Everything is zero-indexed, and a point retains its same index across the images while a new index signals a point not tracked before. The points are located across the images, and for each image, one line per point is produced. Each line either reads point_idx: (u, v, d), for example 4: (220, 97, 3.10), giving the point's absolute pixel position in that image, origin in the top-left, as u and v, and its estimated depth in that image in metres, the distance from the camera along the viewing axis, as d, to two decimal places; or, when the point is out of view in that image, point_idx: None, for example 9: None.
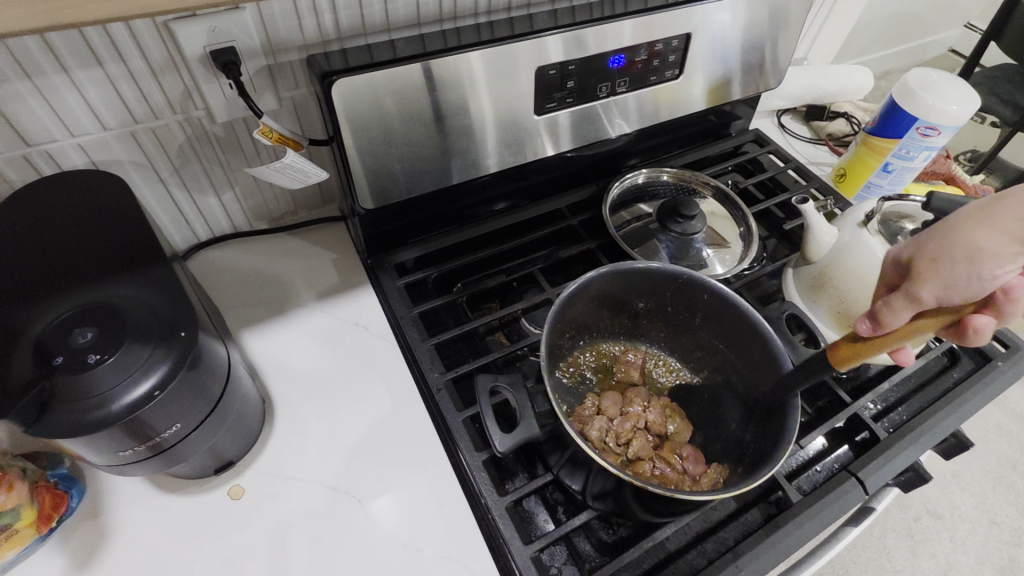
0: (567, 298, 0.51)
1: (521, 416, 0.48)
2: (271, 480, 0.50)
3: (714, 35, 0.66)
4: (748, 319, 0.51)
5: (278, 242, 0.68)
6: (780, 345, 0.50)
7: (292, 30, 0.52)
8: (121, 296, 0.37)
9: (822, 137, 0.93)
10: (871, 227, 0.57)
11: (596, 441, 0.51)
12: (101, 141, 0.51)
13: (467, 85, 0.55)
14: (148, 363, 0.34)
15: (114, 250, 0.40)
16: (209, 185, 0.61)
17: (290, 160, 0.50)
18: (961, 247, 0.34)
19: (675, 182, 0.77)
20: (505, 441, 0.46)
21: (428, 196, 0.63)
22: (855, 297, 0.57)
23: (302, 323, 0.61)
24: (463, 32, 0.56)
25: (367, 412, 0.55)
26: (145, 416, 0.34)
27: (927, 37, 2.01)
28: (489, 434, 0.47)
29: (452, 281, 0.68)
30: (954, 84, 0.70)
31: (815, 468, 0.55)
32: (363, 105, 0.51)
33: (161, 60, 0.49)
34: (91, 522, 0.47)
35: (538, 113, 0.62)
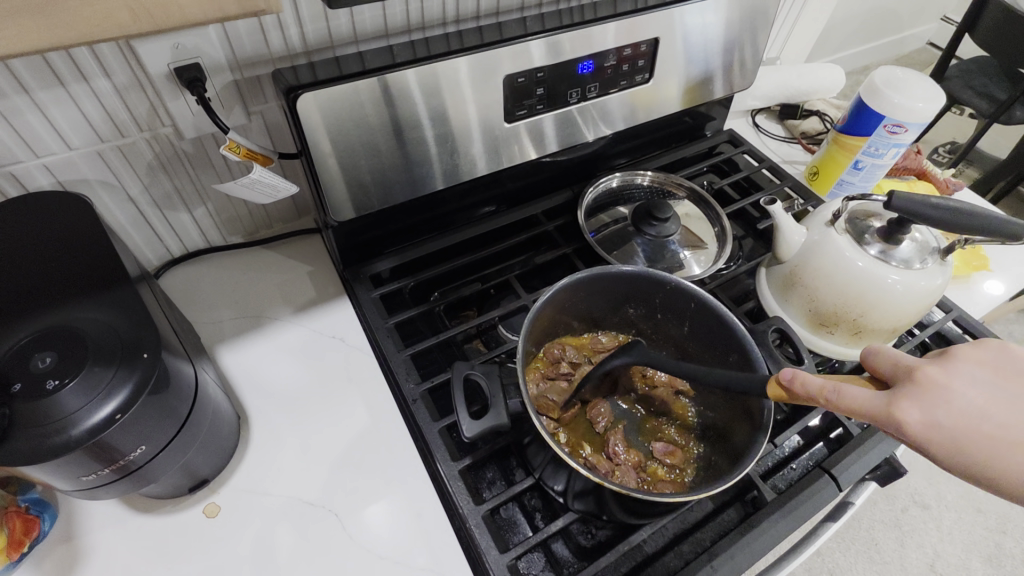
0: (541, 308, 0.49)
1: (490, 404, 0.46)
2: (248, 497, 0.50)
3: (683, 39, 0.67)
4: (730, 330, 0.49)
5: (253, 255, 0.68)
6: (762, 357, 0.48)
7: (258, 45, 0.52)
8: (81, 318, 0.37)
9: (796, 135, 0.94)
10: (838, 226, 0.57)
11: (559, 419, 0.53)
12: (67, 161, 0.51)
13: (434, 96, 0.55)
14: (109, 386, 0.34)
15: (75, 273, 0.40)
16: (180, 202, 0.60)
17: (258, 175, 0.50)
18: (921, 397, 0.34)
19: (650, 185, 0.78)
20: (474, 427, 0.44)
21: (403, 206, 0.63)
22: (825, 295, 0.58)
23: (278, 337, 0.61)
24: (431, 42, 0.56)
25: (343, 426, 0.55)
26: (107, 440, 0.34)
27: (904, 32, 2.03)
28: (458, 420, 0.45)
29: (429, 290, 0.67)
30: (919, 81, 0.71)
31: (790, 466, 0.55)
32: (329, 119, 0.51)
33: (125, 79, 0.48)
34: (64, 545, 0.47)
35: (510, 121, 0.62)
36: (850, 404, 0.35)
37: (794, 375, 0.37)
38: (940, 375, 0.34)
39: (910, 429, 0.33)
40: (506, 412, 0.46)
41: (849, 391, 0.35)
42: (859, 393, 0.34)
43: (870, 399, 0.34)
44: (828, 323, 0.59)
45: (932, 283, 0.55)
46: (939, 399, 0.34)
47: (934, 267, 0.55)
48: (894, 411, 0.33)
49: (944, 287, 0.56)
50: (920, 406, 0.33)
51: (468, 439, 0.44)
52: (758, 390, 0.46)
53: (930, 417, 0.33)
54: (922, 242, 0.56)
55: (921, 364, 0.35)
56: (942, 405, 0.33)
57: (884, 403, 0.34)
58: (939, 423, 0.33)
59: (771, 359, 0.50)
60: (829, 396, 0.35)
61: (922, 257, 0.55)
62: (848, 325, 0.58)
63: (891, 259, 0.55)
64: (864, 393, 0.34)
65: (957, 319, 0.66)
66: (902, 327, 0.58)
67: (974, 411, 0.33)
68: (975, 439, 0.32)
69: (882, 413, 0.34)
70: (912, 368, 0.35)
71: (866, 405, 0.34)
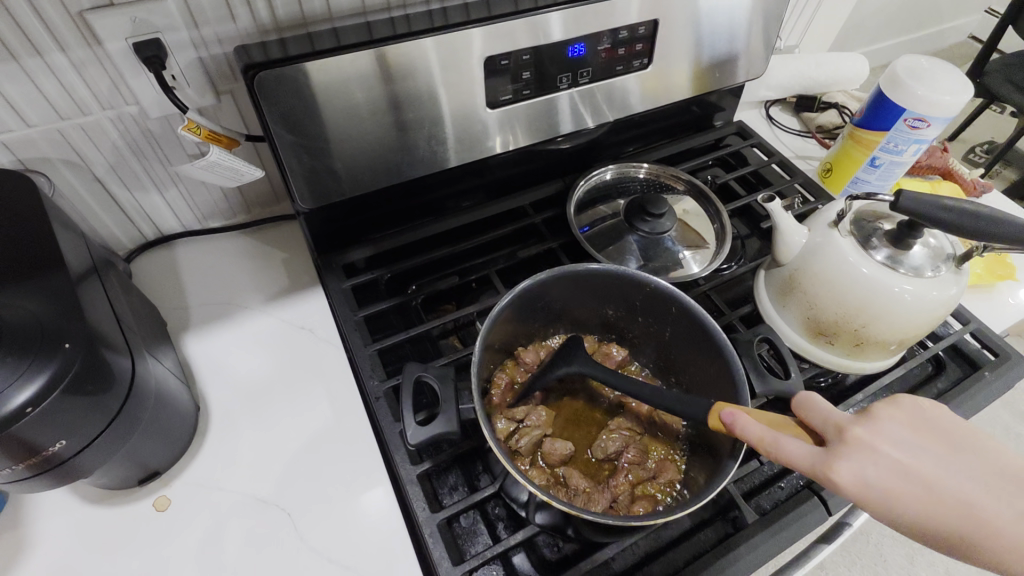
0: (506, 307, 0.46)
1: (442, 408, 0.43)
2: (200, 491, 0.49)
3: (685, 22, 0.62)
4: (712, 337, 0.45)
5: (230, 241, 0.66)
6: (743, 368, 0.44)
7: (224, 20, 0.49)
8: (5, 303, 0.35)
9: (811, 128, 0.88)
10: (842, 227, 0.53)
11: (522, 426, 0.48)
12: (26, 138, 0.49)
13: (407, 79, 0.51)
14: (22, 377, 0.33)
15: (8, 255, 0.38)
16: (151, 183, 0.59)
17: (216, 157, 0.48)
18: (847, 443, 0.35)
19: (646, 178, 0.73)
20: (419, 434, 0.41)
21: (380, 193, 0.60)
22: (824, 302, 0.54)
23: (246, 325, 0.59)
24: (411, 18, 0.53)
25: (306, 421, 0.53)
26: (19, 434, 0.32)
27: (944, 24, 1.92)
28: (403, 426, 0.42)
29: (407, 282, 0.64)
30: (946, 72, 0.65)
31: (778, 485, 0.51)
32: (291, 102, 0.48)
33: (81, 53, 0.46)
34: (10, 533, 0.46)
35: (493, 107, 0.58)
36: (786, 458, 0.35)
37: (735, 416, 0.37)
38: (868, 435, 0.36)
39: (844, 487, 0.34)
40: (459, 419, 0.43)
41: (787, 445, 0.35)
42: (792, 447, 0.35)
43: (806, 457, 0.35)
44: (827, 332, 0.55)
45: (945, 293, 0.50)
46: (868, 457, 0.35)
47: (947, 276, 0.50)
48: (829, 468, 0.35)
49: (958, 298, 0.51)
50: (852, 459, 0.35)
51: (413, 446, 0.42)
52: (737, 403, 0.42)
53: (863, 474, 0.34)
54: (936, 248, 0.51)
55: (850, 423, 0.36)
56: (871, 463, 0.35)
57: (818, 461, 0.35)
58: (867, 481, 0.34)
59: (755, 370, 0.46)
60: (769, 445, 0.36)
61: (934, 265, 0.50)
62: (848, 336, 0.54)
63: (899, 267, 0.50)
64: (799, 449, 0.35)
65: (974, 332, 0.61)
66: (908, 341, 0.53)
67: (898, 476, 0.34)
68: (897, 497, 0.34)
69: (819, 472, 0.35)
70: (843, 426, 0.36)
71: (796, 460, 0.35)
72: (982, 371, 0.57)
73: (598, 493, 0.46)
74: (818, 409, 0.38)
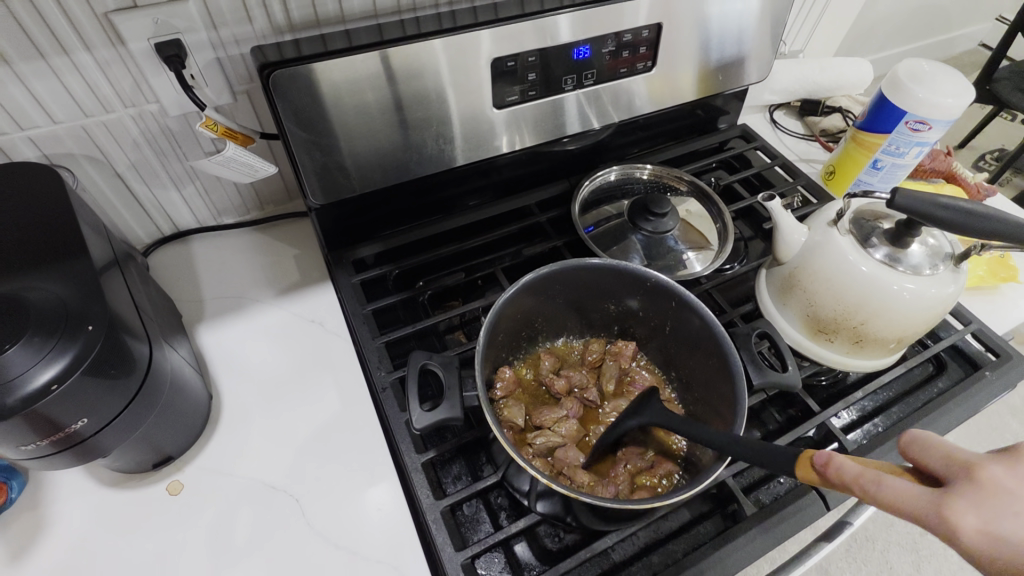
0: (509, 301, 0.47)
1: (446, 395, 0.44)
2: (212, 477, 0.50)
3: (689, 27, 0.64)
4: (711, 331, 0.46)
5: (244, 237, 0.68)
6: (740, 361, 0.45)
7: (241, 22, 0.51)
8: (29, 288, 0.37)
9: (815, 132, 0.89)
10: (841, 226, 0.53)
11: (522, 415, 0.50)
12: (52, 134, 0.51)
13: (416, 79, 0.53)
14: (48, 356, 0.34)
15: (34, 243, 0.40)
16: (169, 180, 0.61)
17: (232, 153, 0.50)
18: (977, 486, 0.28)
19: (649, 179, 0.75)
20: (425, 418, 0.43)
21: (389, 190, 0.62)
22: (823, 300, 0.54)
23: (259, 318, 0.61)
24: (421, 21, 0.54)
25: (314, 411, 0.54)
26: (44, 410, 0.34)
27: (954, 32, 1.92)
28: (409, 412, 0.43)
29: (414, 278, 0.66)
30: (947, 76, 0.66)
31: (777, 480, 0.52)
32: (305, 100, 0.50)
33: (105, 53, 0.48)
34: (30, 513, 0.47)
35: (500, 107, 0.60)
36: (891, 500, 0.29)
37: (828, 458, 0.32)
38: (1008, 479, 0.28)
39: (965, 536, 0.27)
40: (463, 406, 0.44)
41: (890, 484, 0.30)
42: (901, 487, 0.29)
43: (914, 498, 0.29)
44: (827, 330, 0.55)
45: (944, 291, 0.51)
46: (1005, 505, 0.27)
47: (945, 274, 0.51)
48: (947, 513, 0.28)
49: (957, 296, 0.52)
50: (982, 508, 0.27)
51: (419, 431, 0.43)
52: (735, 395, 0.43)
53: (1002, 530, 0.27)
54: (934, 247, 0.51)
55: (984, 461, 0.29)
56: (1011, 514, 0.27)
57: (933, 505, 0.28)
58: (1003, 534, 0.27)
59: (753, 363, 0.47)
60: (867, 484, 0.30)
61: (933, 263, 0.51)
62: (847, 333, 0.54)
63: (899, 265, 0.50)
64: (907, 488, 0.29)
65: (976, 333, 0.61)
66: (907, 339, 0.54)
67: None
68: None
69: (934, 515, 0.28)
70: (972, 466, 0.29)
71: (908, 505, 0.29)
72: (983, 370, 0.58)
73: (600, 485, 0.46)
74: (932, 446, 0.31)
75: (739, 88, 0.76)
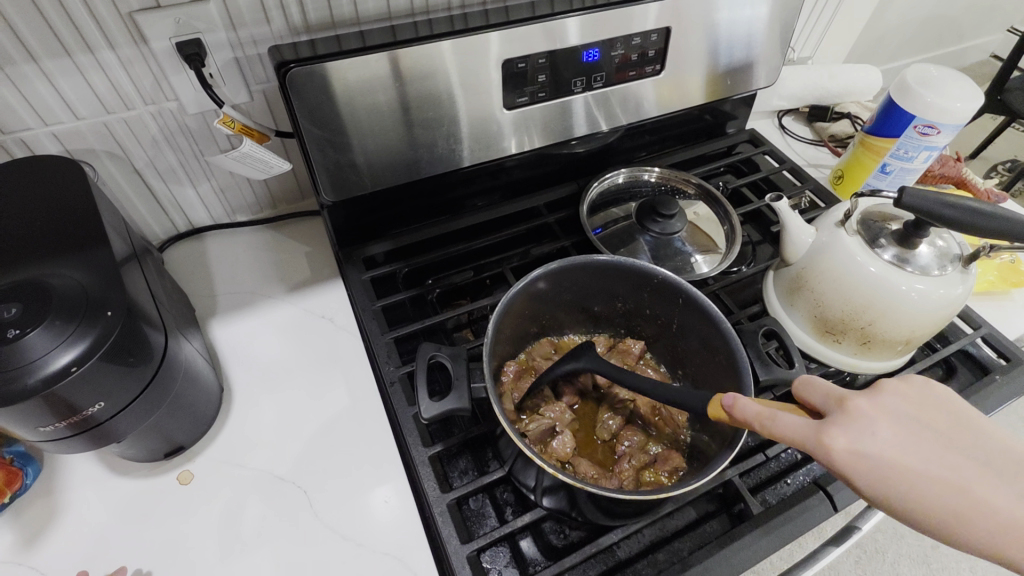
0: (516, 296, 0.48)
1: (454, 386, 0.44)
2: (222, 467, 0.51)
3: (697, 31, 0.65)
4: (718, 328, 0.46)
5: (256, 234, 0.69)
6: (747, 358, 0.45)
7: (259, 23, 0.53)
8: (53, 275, 0.38)
9: (824, 138, 0.90)
10: (849, 227, 0.54)
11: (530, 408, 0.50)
12: (75, 130, 0.53)
13: (430, 79, 0.54)
14: (68, 339, 0.35)
15: (56, 232, 0.41)
16: (186, 177, 0.62)
17: (248, 149, 0.51)
18: (851, 419, 0.36)
19: (658, 181, 0.75)
20: (433, 409, 0.43)
21: (400, 189, 0.63)
22: (831, 300, 0.54)
23: (271, 314, 0.62)
24: (433, 23, 0.55)
25: (323, 405, 0.55)
26: (62, 393, 0.35)
27: (966, 42, 1.90)
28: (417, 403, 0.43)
29: (423, 276, 0.67)
30: (956, 81, 0.66)
31: (785, 480, 0.52)
32: (320, 99, 0.51)
33: (128, 51, 0.50)
34: (44, 499, 0.48)
35: (510, 108, 0.61)
36: (781, 432, 0.36)
37: (734, 399, 0.38)
38: (868, 408, 0.37)
39: (836, 455, 0.35)
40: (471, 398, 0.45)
41: (784, 420, 0.36)
42: (792, 422, 0.36)
43: (803, 429, 0.36)
44: (834, 331, 0.56)
45: (952, 292, 0.50)
46: (865, 429, 0.36)
47: (954, 275, 0.51)
48: (825, 439, 0.35)
49: (965, 298, 0.52)
50: (853, 435, 0.35)
51: (427, 421, 0.43)
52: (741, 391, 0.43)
53: (863, 450, 0.35)
54: (943, 249, 0.51)
55: (852, 396, 0.37)
56: (868, 437, 0.35)
57: (815, 434, 0.36)
58: (862, 453, 0.35)
59: (760, 361, 0.47)
60: (765, 421, 0.36)
61: (941, 264, 0.51)
62: (855, 334, 0.54)
63: (907, 266, 0.51)
64: (796, 423, 0.36)
65: (985, 337, 0.61)
66: (915, 340, 0.54)
67: (900, 456, 0.35)
68: (894, 475, 0.35)
69: (816, 442, 0.35)
70: (843, 400, 0.37)
71: (799, 434, 0.36)
72: (993, 375, 0.57)
73: (605, 479, 0.47)
74: (815, 387, 0.39)
75: (746, 93, 0.77)
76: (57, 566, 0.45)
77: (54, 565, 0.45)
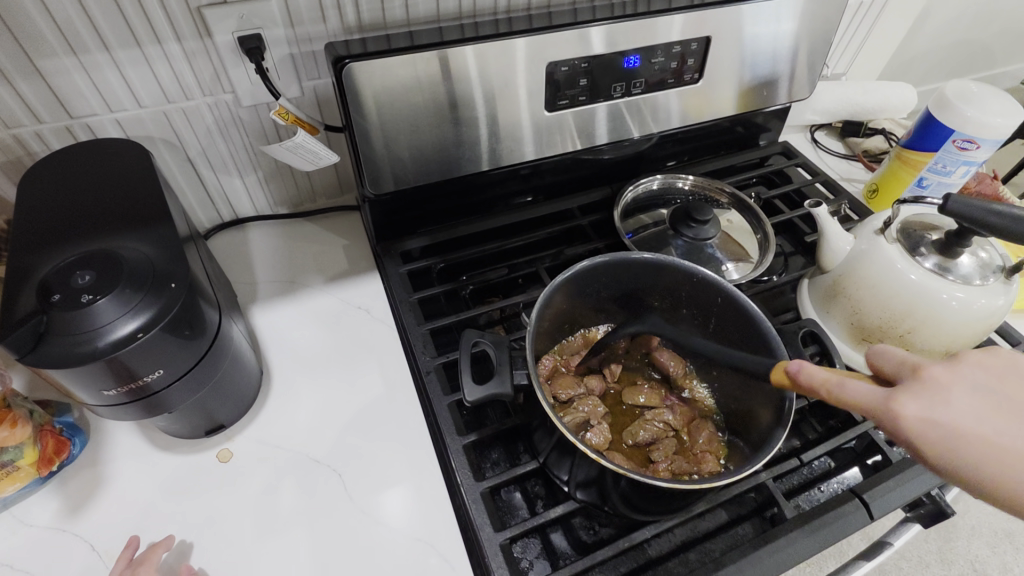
0: (557, 289, 0.49)
1: (496, 372, 0.45)
2: (260, 448, 0.52)
3: (736, 42, 0.66)
4: (757, 327, 0.46)
5: (297, 226, 0.71)
6: (788, 358, 0.45)
7: (316, 21, 0.55)
8: (123, 247, 0.40)
9: (856, 153, 0.90)
10: (889, 234, 0.53)
11: (566, 402, 0.50)
12: (136, 117, 0.55)
13: (476, 78, 0.56)
14: (135, 307, 0.37)
15: (123, 209, 0.43)
16: (234, 168, 0.64)
17: (301, 140, 0.53)
18: (920, 381, 0.34)
19: (691, 189, 0.76)
20: (475, 393, 0.44)
21: (440, 186, 0.65)
22: (869, 307, 0.54)
23: (310, 303, 0.63)
24: (480, 26, 0.57)
25: (360, 392, 0.56)
26: (127, 357, 0.36)
27: None
28: (461, 387, 0.45)
29: (458, 272, 0.68)
30: (996, 96, 0.66)
31: (818, 488, 0.52)
32: (369, 94, 0.53)
33: (193, 44, 0.52)
34: (89, 470, 0.49)
35: (550, 111, 0.62)
36: (843, 396, 0.35)
37: (800, 366, 0.38)
38: (943, 374, 0.34)
39: (904, 422, 0.33)
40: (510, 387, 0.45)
41: (850, 386, 0.35)
42: (858, 389, 0.35)
43: (870, 395, 0.34)
44: (871, 338, 0.55)
45: (994, 302, 0.50)
46: (941, 396, 0.33)
47: (996, 286, 0.50)
48: (894, 405, 0.33)
49: (1007, 309, 0.51)
50: (922, 399, 0.33)
51: (469, 405, 0.44)
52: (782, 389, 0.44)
53: (934, 416, 0.33)
54: (985, 259, 0.51)
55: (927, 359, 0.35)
56: (941, 404, 0.33)
57: (885, 398, 0.34)
58: (938, 419, 0.33)
59: (799, 362, 0.47)
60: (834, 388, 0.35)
61: (983, 274, 0.50)
62: (893, 342, 0.54)
63: (948, 274, 0.50)
64: (865, 389, 0.35)
65: None
66: (955, 350, 0.53)
67: (979, 428, 0.32)
68: (967, 446, 0.32)
69: (882, 407, 0.34)
70: (918, 365, 0.35)
71: (865, 401, 0.34)
72: None
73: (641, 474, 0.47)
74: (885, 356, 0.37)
75: (777, 106, 0.78)
76: (100, 535, 0.46)
77: (98, 533, 0.46)
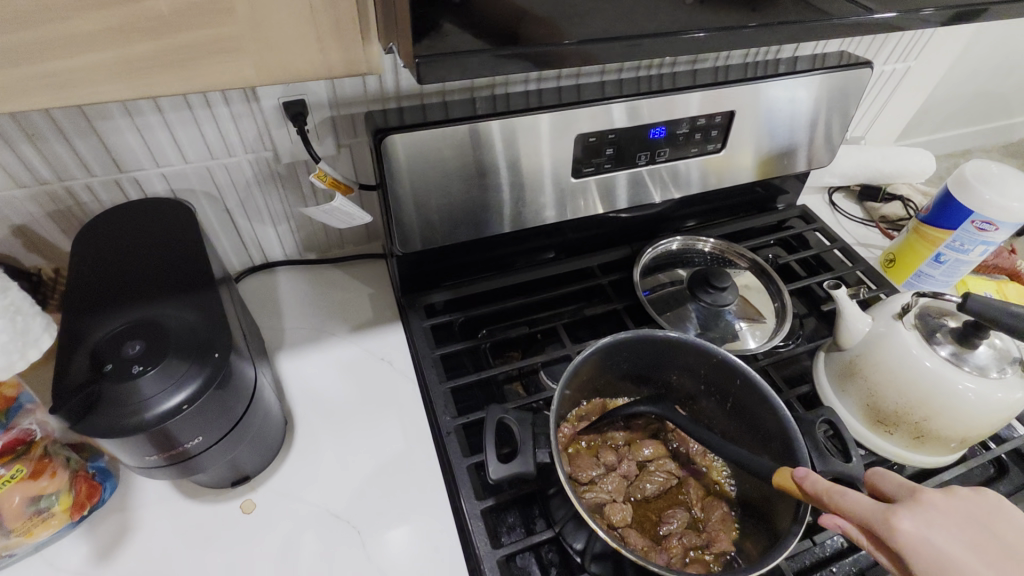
0: (581, 364, 0.50)
1: (519, 450, 0.47)
2: (282, 500, 0.53)
3: (760, 114, 0.68)
4: (776, 415, 0.48)
5: (324, 273, 0.73)
6: (805, 447, 0.46)
7: (357, 88, 0.58)
8: (168, 315, 0.42)
9: (874, 218, 0.91)
10: (907, 320, 0.55)
11: (584, 475, 0.51)
12: (182, 171, 0.58)
13: (508, 146, 0.58)
14: (181, 378, 0.38)
15: (169, 274, 0.45)
16: (268, 217, 0.67)
17: (338, 204, 0.55)
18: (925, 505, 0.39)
19: (710, 252, 0.77)
20: (499, 471, 0.45)
21: (468, 245, 0.67)
22: (885, 391, 0.55)
23: (334, 351, 0.65)
24: (511, 98, 0.60)
25: (380, 448, 0.57)
26: (170, 427, 0.38)
27: None
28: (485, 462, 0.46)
29: (478, 326, 0.70)
30: (1016, 178, 0.67)
31: (830, 569, 0.51)
32: (405, 161, 0.55)
33: (241, 107, 0.55)
34: (117, 515, 0.51)
35: (577, 176, 0.64)
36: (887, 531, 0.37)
37: (807, 473, 0.42)
38: (941, 500, 0.39)
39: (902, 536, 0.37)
40: (532, 461, 0.47)
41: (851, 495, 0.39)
42: (858, 499, 0.39)
43: (869, 506, 0.39)
44: (887, 421, 0.56)
45: (1011, 396, 0.51)
46: (934, 518, 0.38)
47: (1014, 379, 0.51)
48: (889, 517, 0.38)
49: None
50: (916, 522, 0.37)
51: (493, 481, 0.46)
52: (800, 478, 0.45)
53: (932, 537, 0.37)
54: (1002, 349, 0.52)
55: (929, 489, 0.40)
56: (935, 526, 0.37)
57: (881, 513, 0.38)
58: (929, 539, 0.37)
59: (815, 449, 0.48)
60: (835, 495, 0.40)
61: (1000, 366, 0.51)
62: (908, 427, 0.54)
63: (964, 364, 0.51)
64: (862, 499, 0.39)
65: None
66: (970, 439, 0.53)
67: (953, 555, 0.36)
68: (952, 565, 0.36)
69: (880, 518, 0.38)
70: (916, 490, 0.40)
71: (863, 509, 0.38)
72: None
73: (654, 553, 0.47)
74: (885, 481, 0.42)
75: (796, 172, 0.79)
76: None
77: None
